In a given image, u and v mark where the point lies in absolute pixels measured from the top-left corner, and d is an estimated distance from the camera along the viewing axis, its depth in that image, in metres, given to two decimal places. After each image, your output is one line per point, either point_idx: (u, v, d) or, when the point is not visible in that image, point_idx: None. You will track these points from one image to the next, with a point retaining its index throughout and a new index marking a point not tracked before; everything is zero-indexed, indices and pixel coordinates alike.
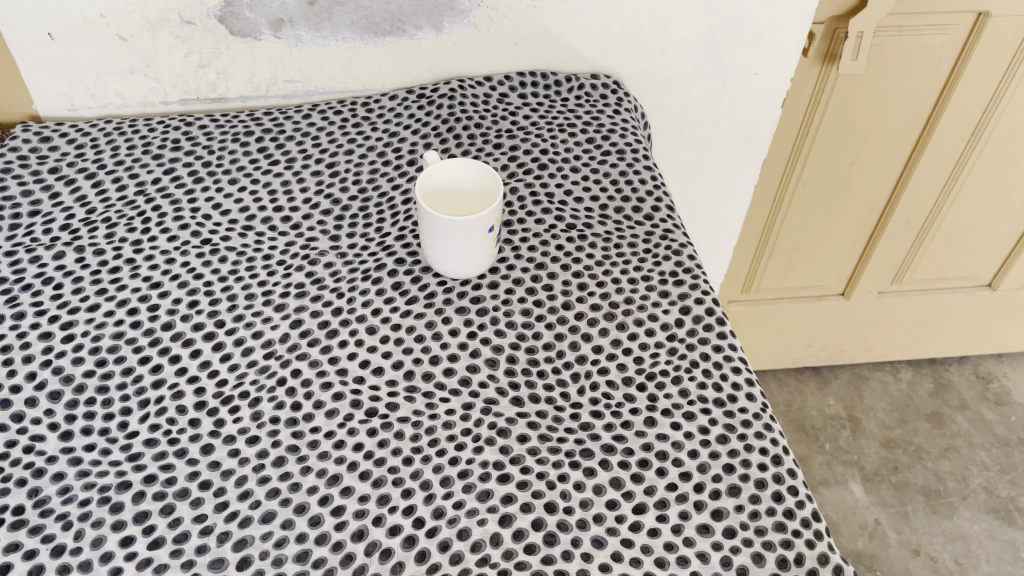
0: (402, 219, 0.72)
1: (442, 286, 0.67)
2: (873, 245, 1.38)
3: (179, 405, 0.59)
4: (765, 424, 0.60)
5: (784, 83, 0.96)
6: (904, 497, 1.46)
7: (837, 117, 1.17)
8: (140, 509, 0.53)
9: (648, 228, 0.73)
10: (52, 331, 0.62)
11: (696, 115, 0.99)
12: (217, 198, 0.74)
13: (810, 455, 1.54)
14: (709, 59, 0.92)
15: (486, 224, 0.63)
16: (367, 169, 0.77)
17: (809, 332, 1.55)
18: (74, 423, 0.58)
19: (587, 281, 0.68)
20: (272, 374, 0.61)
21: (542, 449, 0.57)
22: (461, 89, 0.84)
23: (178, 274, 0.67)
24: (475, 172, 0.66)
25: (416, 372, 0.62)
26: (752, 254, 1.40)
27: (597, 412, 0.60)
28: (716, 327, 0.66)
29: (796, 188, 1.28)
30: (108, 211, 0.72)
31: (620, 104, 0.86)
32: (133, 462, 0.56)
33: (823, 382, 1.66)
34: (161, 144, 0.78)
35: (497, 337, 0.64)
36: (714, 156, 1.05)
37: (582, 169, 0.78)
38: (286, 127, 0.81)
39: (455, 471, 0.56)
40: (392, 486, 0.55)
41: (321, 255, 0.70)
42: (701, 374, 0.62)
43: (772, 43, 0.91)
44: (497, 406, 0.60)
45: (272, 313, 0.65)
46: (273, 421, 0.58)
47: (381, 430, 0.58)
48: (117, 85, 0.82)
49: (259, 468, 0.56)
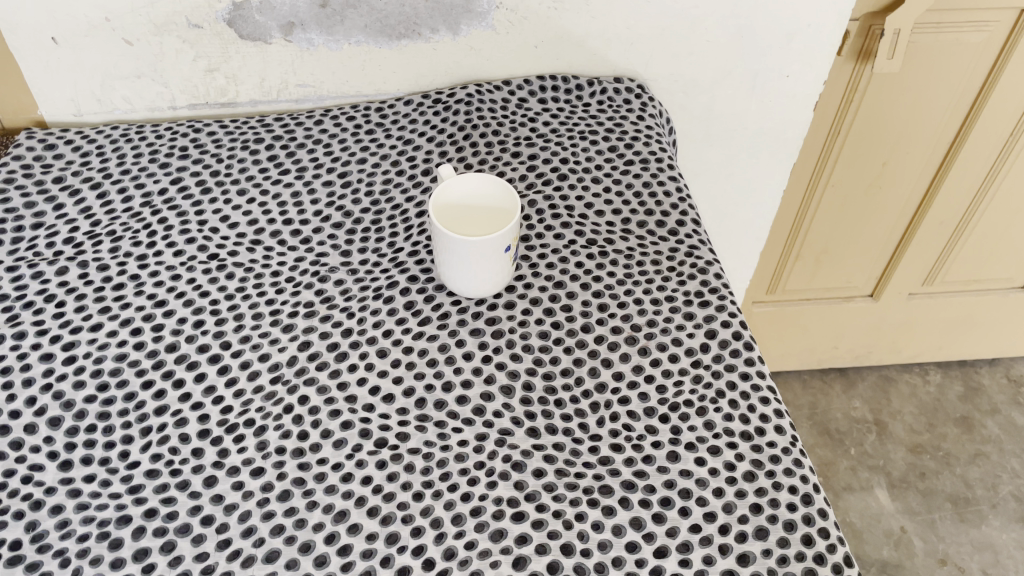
0: (416, 234, 0.70)
1: (456, 306, 0.65)
2: (904, 247, 1.33)
3: (182, 433, 0.57)
4: (795, 460, 0.57)
5: (817, 85, 0.91)
6: (931, 505, 1.43)
7: (871, 117, 1.13)
8: (140, 547, 0.51)
9: (672, 244, 0.70)
10: (54, 352, 0.60)
11: (723, 118, 0.95)
12: (225, 210, 0.71)
13: (834, 459, 1.50)
14: (739, 61, 0.88)
15: (503, 244, 0.60)
16: (381, 180, 0.74)
17: (836, 334, 1.51)
18: (74, 452, 0.56)
19: (608, 301, 0.65)
20: (278, 401, 0.59)
21: (559, 486, 0.55)
22: (478, 94, 0.81)
23: (183, 291, 0.65)
24: (489, 187, 0.63)
25: (428, 400, 0.59)
26: (778, 255, 1.36)
27: (617, 445, 0.57)
28: (744, 352, 0.62)
29: (826, 189, 1.24)
30: (113, 223, 0.69)
31: (644, 109, 0.83)
32: (134, 495, 0.54)
33: (850, 383, 1.62)
34: (168, 152, 0.75)
35: (513, 362, 0.62)
36: (742, 160, 1.01)
37: (604, 180, 0.74)
38: (297, 133, 0.78)
39: (468, 509, 0.53)
40: (401, 523, 0.53)
41: (331, 271, 0.67)
42: (728, 405, 0.59)
43: (807, 43, 0.86)
44: (512, 437, 0.57)
45: (280, 334, 0.63)
46: (278, 452, 0.56)
47: (391, 463, 0.56)
48: (123, 90, 0.80)
49: (264, 503, 0.53)
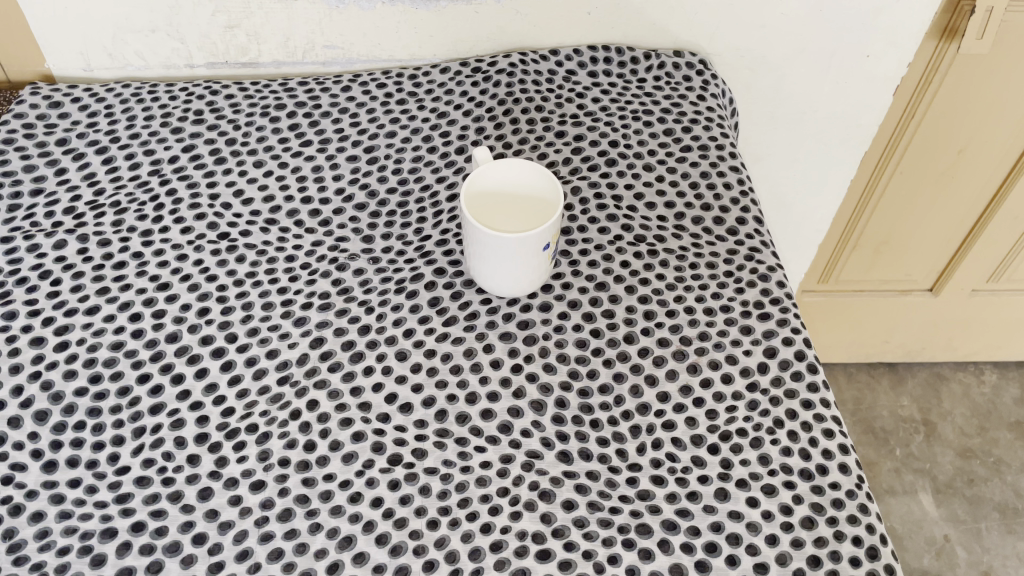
0: (445, 221, 0.63)
1: (486, 306, 0.58)
2: (971, 242, 1.24)
3: (177, 437, 0.51)
4: (861, 505, 0.50)
5: (900, 66, 0.82)
6: (978, 513, 1.35)
7: (949, 102, 1.03)
8: (124, 566, 0.46)
9: (730, 245, 0.62)
10: (45, 337, 0.55)
11: (790, 98, 0.86)
12: (240, 183, 0.65)
13: (878, 459, 1.43)
14: (815, 36, 0.79)
15: (542, 241, 0.54)
16: (410, 156, 0.67)
17: (889, 327, 1.43)
18: (60, 451, 0.51)
19: (656, 308, 0.58)
20: (285, 406, 0.53)
21: (591, 521, 0.49)
22: (522, 63, 0.74)
23: (189, 274, 0.59)
24: (537, 178, 0.55)
25: (450, 412, 0.53)
26: (835, 244, 1.27)
27: (658, 477, 0.51)
28: (807, 376, 0.55)
29: (893, 177, 1.15)
30: (117, 193, 0.64)
31: (706, 88, 0.75)
32: (121, 505, 0.49)
33: (898, 380, 1.54)
34: (182, 115, 0.69)
35: (546, 374, 0.55)
36: (808, 144, 0.92)
37: (657, 167, 0.67)
38: (322, 100, 0.71)
39: (487, 542, 0.48)
40: (412, 555, 0.47)
41: (351, 259, 0.61)
42: (786, 438, 0.52)
43: (894, 19, 0.77)
44: (541, 461, 0.51)
45: (291, 328, 0.57)
46: (282, 464, 0.50)
47: (405, 484, 0.50)
48: (137, 45, 0.74)
49: (262, 523, 0.48)
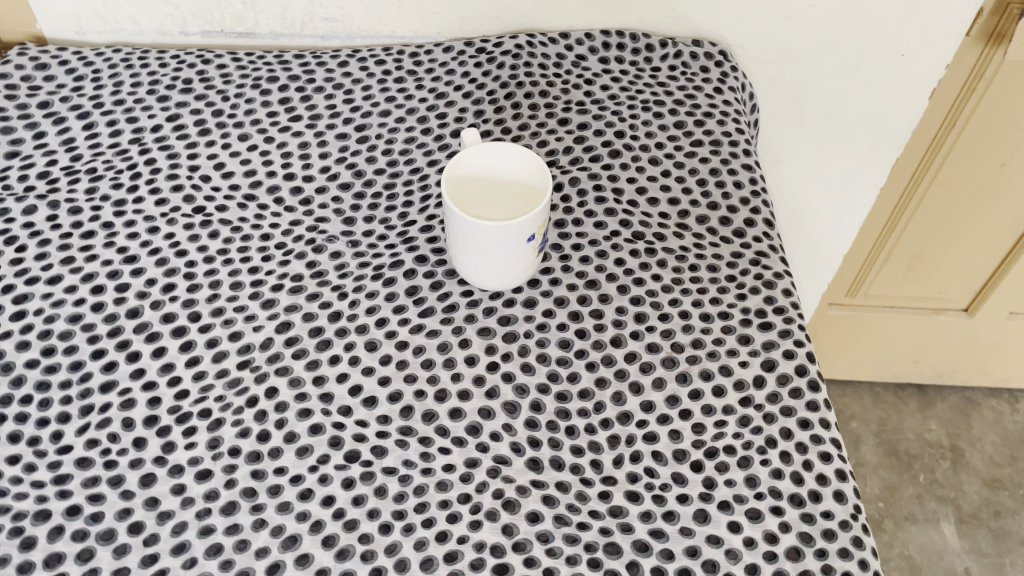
0: (432, 207, 0.60)
1: (466, 299, 0.55)
2: (1012, 261, 1.17)
3: (126, 418, 0.49)
4: (855, 538, 0.45)
5: (937, 68, 0.77)
6: (1003, 547, 1.28)
7: (994, 111, 0.97)
8: (53, 552, 0.43)
9: (736, 248, 0.58)
10: (3, 305, 0.53)
11: (817, 98, 0.81)
12: (221, 156, 0.62)
13: (899, 484, 1.37)
14: (847, 30, 0.74)
15: (525, 233, 0.50)
16: (403, 137, 0.64)
17: (919, 347, 1.36)
18: (3, 426, 0.48)
19: (649, 310, 0.54)
20: (242, 391, 0.50)
21: (556, 536, 0.45)
22: (528, 45, 0.70)
23: (158, 248, 0.56)
24: (531, 167, 0.52)
25: (416, 409, 0.50)
26: (864, 256, 1.21)
27: (633, 493, 0.47)
28: (807, 394, 0.51)
29: (930, 187, 1.09)
30: (94, 160, 0.61)
31: (723, 81, 0.70)
32: (59, 486, 0.46)
33: (928, 402, 1.47)
34: (171, 83, 0.67)
35: (523, 374, 0.51)
36: (833, 148, 0.87)
37: (663, 161, 0.63)
38: (316, 75, 0.68)
39: (441, 552, 0.44)
40: (359, 561, 0.44)
41: (329, 241, 0.58)
42: (778, 459, 0.48)
43: (934, 16, 0.72)
44: (508, 468, 0.48)
45: (258, 310, 0.54)
46: (231, 454, 0.47)
47: (360, 483, 0.46)
48: (129, 9, 0.71)
49: (204, 515, 0.45)
